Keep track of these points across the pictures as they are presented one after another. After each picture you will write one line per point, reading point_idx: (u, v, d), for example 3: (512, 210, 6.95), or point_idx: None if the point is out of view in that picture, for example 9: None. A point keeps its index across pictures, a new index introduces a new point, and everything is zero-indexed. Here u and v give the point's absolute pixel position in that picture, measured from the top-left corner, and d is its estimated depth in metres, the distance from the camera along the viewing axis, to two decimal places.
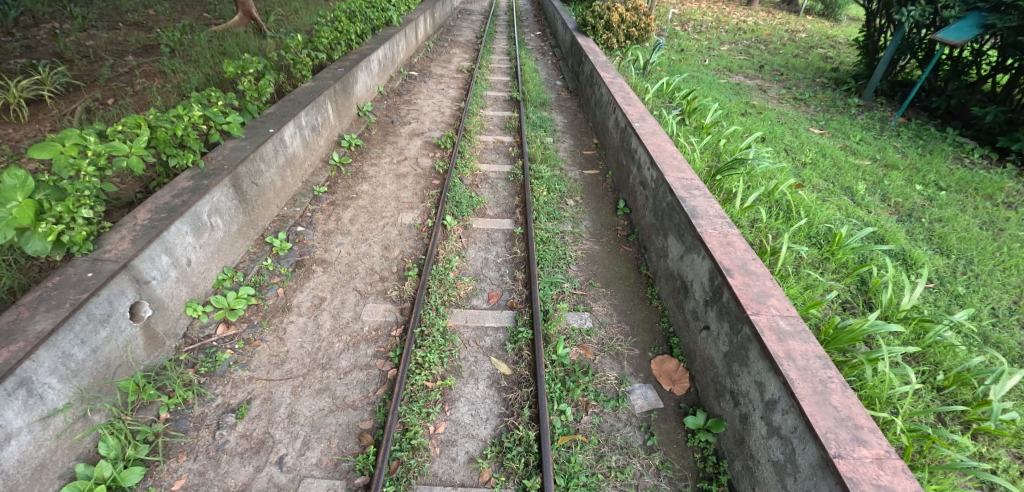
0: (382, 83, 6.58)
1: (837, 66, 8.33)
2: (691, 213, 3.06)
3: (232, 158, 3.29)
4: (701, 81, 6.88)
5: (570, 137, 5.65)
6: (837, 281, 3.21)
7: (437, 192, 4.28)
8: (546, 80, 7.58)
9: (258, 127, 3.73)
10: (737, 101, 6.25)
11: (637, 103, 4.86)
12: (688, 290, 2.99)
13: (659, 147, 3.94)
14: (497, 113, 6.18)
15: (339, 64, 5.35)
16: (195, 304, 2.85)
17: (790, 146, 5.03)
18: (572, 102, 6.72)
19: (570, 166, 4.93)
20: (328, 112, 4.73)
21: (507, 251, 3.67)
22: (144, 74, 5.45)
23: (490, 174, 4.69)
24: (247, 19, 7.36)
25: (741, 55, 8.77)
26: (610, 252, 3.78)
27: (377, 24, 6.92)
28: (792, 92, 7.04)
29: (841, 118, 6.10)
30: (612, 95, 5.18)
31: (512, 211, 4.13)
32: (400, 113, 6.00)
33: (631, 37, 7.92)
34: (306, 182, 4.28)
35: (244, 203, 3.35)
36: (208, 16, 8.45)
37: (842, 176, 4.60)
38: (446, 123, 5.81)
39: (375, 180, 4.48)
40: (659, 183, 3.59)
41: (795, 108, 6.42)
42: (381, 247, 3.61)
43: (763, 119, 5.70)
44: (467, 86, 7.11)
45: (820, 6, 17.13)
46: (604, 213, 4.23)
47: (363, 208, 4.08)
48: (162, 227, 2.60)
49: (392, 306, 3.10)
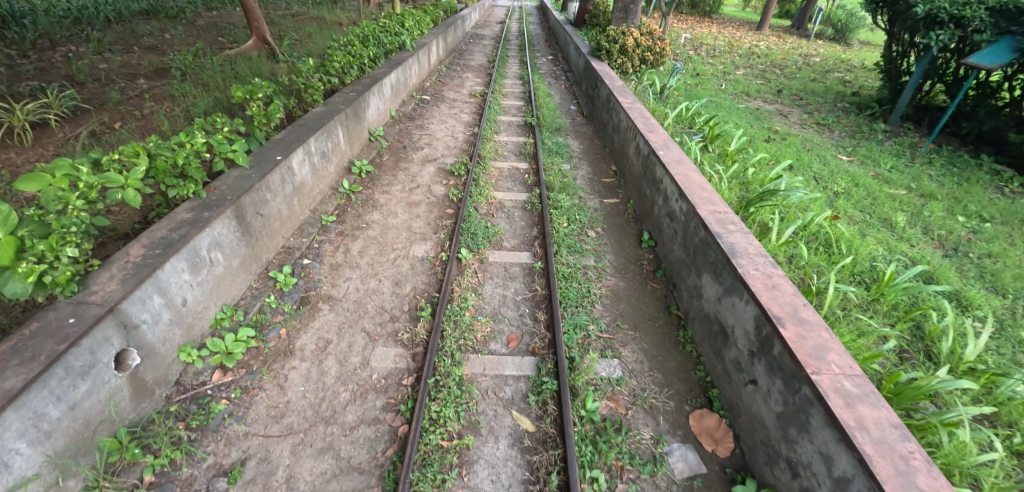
0: (394, 107, 6.47)
1: (857, 91, 8.13)
2: (729, 251, 2.80)
3: (236, 187, 3.11)
4: (720, 106, 6.71)
5: (588, 163, 5.47)
6: (890, 327, 2.91)
7: (450, 223, 4.07)
8: (560, 104, 7.47)
9: (265, 154, 3.56)
10: (759, 127, 6.04)
11: (659, 130, 4.67)
12: (727, 337, 2.71)
13: (686, 177, 3.71)
14: (512, 139, 6.03)
15: (352, 89, 5.24)
16: (189, 349, 2.62)
17: (820, 175, 4.79)
18: (587, 127, 6.57)
19: (590, 195, 4.73)
20: (338, 138, 4.58)
21: (526, 288, 3.43)
22: (155, 98, 5.38)
23: (505, 202, 4.49)
24: (261, 44, 7.36)
25: (757, 79, 8.62)
26: (636, 290, 3.53)
27: (390, 48, 6.87)
28: (814, 117, 6.83)
29: (869, 144, 5.84)
30: (632, 121, 5.00)
31: (531, 243, 3.91)
32: (412, 138, 5.87)
33: (645, 61, 7.81)
34: (315, 210, 4.09)
35: (247, 235, 3.15)
36: (222, 41, 8.50)
37: (878, 206, 4.32)
38: (459, 148, 5.66)
39: (386, 209, 4.29)
40: (690, 216, 3.34)
41: (819, 133, 6.19)
42: (392, 283, 3.39)
43: (788, 146, 5.46)
44: (480, 111, 7.00)
45: (831, 31, 17.13)
46: (627, 246, 3.99)
47: (373, 239, 3.88)
48: (156, 265, 2.39)
49: (403, 350, 2.85)
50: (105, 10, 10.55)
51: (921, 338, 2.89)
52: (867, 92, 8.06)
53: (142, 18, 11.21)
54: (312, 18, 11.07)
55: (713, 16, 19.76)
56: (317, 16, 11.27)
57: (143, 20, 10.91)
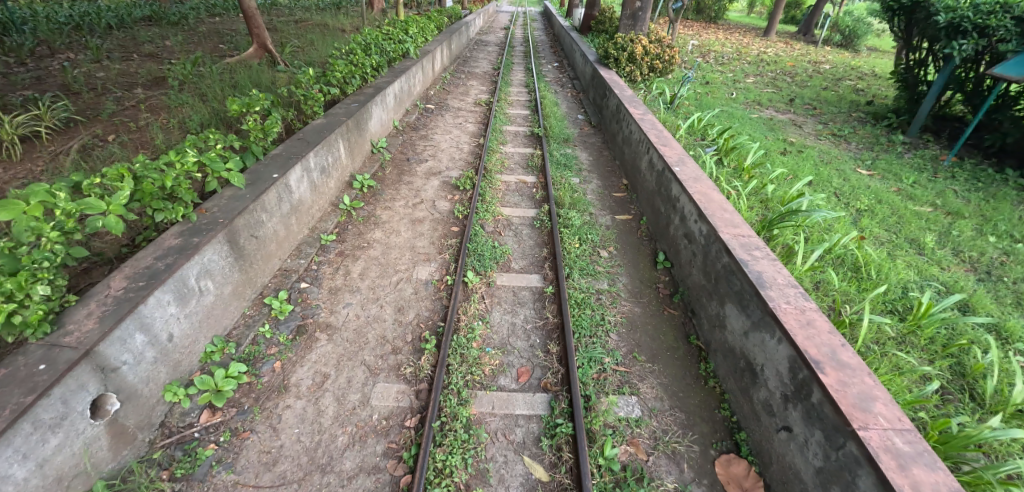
0: (397, 116, 6.31)
1: (871, 99, 7.92)
2: (756, 281, 2.58)
3: (229, 209, 2.93)
4: (732, 117, 6.51)
5: (598, 177, 5.28)
6: (929, 363, 2.71)
7: (456, 242, 3.88)
8: (567, 113, 7.29)
9: (261, 172, 3.38)
10: (774, 139, 5.84)
11: (673, 143, 4.47)
12: (755, 375, 2.50)
13: (705, 196, 3.50)
14: (518, 150, 5.86)
15: (354, 100, 5.07)
16: (175, 387, 2.45)
17: (841, 191, 4.58)
18: (596, 138, 6.39)
19: (601, 211, 4.54)
20: (339, 151, 4.40)
21: (536, 314, 3.23)
22: (151, 108, 5.22)
23: (513, 219, 4.30)
24: (262, 51, 7.22)
25: (768, 87, 8.42)
26: (653, 316, 3.32)
27: (394, 56, 6.71)
28: (829, 127, 6.62)
29: (888, 156, 5.63)
30: (644, 133, 4.81)
31: (540, 264, 3.72)
32: (416, 150, 5.69)
33: (654, 69, 7.63)
34: (314, 228, 3.91)
35: (240, 260, 2.97)
36: (223, 48, 8.36)
37: (905, 225, 4.11)
38: (464, 160, 5.47)
39: (389, 227, 4.10)
40: (710, 239, 3.14)
41: (836, 145, 5.98)
42: (394, 309, 3.20)
43: (805, 159, 5.25)
44: (485, 120, 6.83)
45: (838, 37, 16.92)
46: (642, 268, 3.80)
47: (375, 260, 3.69)
48: (138, 300, 2.21)
49: (406, 387, 2.65)
50: (106, 17, 10.46)
51: (963, 374, 2.68)
52: (881, 101, 7.86)
53: (143, 24, 11.11)
54: (315, 24, 10.94)
55: (719, 22, 19.60)
56: (320, 22, 11.14)
57: (144, 27, 10.80)
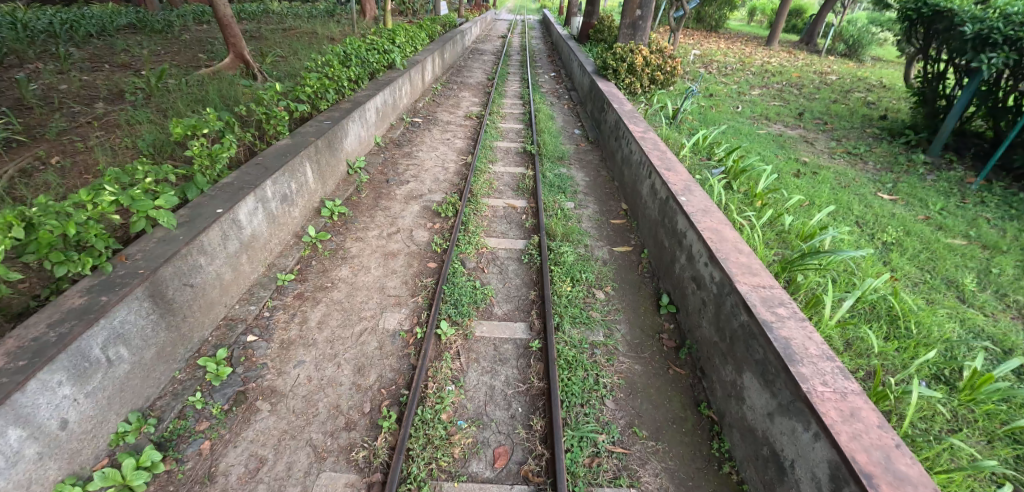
0: (380, 132, 5.87)
1: (885, 113, 7.49)
2: (783, 352, 2.12)
3: (154, 255, 2.48)
4: (739, 133, 6.07)
5: (595, 200, 4.84)
6: (987, 449, 2.25)
7: (431, 282, 3.42)
8: (563, 128, 6.85)
9: (202, 207, 2.92)
10: (785, 158, 5.39)
11: (678, 166, 4.04)
12: (783, 471, 2.03)
13: (716, 233, 3.05)
14: (509, 169, 5.41)
15: (327, 116, 4.63)
16: (68, 486, 1.99)
17: (863, 221, 4.13)
18: (593, 155, 5.95)
19: (597, 242, 4.08)
20: (305, 175, 3.95)
21: (519, 376, 2.76)
22: (106, 126, 4.78)
23: (498, 252, 3.84)
24: (238, 61, 6.78)
25: (775, 100, 7.98)
26: (656, 376, 2.85)
27: (377, 68, 6.29)
28: (843, 144, 6.16)
29: (910, 178, 5.17)
30: (645, 154, 4.37)
31: (527, 309, 3.25)
32: (397, 169, 5.25)
33: (655, 81, 7.21)
34: (271, 266, 3.45)
35: (168, 315, 2.52)
36: (202, 57, 7.94)
37: (938, 263, 3.65)
38: (448, 181, 5.01)
39: (357, 263, 3.64)
40: (724, 289, 2.68)
41: (852, 165, 5.52)
42: (353, 370, 2.73)
43: (821, 182, 4.79)
44: (475, 135, 6.39)
45: (842, 46, 16.55)
46: (643, 313, 3.33)
47: (337, 304, 3.23)
48: (13, 387, 1.75)
49: (357, 478, 2.19)
50: (86, 25, 10.08)
51: None
52: (895, 115, 7.42)
53: (126, 33, 10.76)
54: (304, 33, 10.55)
55: (720, 31, 19.26)
56: (309, 30, 10.77)
57: (126, 35, 10.44)
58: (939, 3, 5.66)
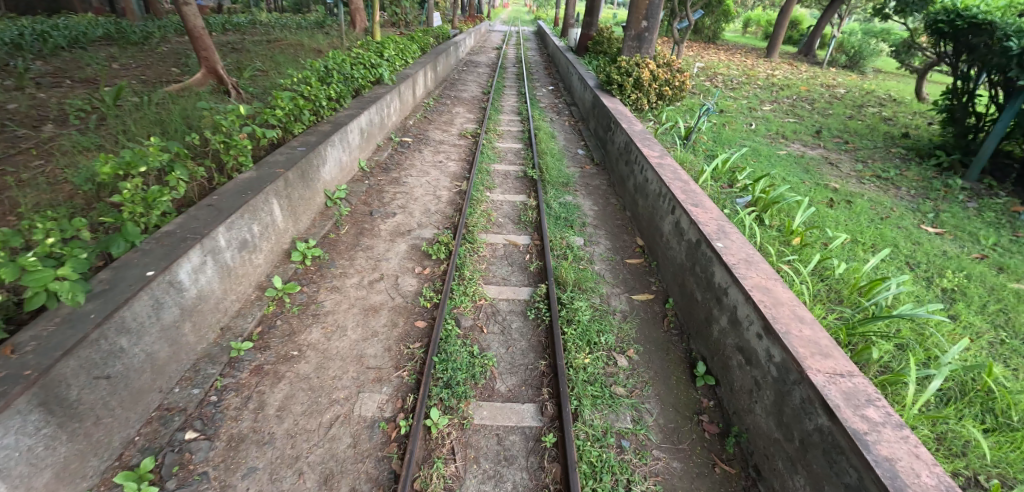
0: (365, 155, 5.30)
1: (907, 131, 7.04)
2: (891, 485, 1.57)
3: (52, 346, 1.88)
4: (759, 155, 5.55)
5: (607, 233, 4.29)
6: None
7: (420, 349, 2.83)
8: (566, 147, 6.33)
9: (129, 270, 2.35)
10: (813, 185, 4.88)
11: (705, 200, 3.50)
12: None
13: (766, 292, 2.50)
14: (508, 197, 4.83)
15: (301, 141, 4.06)
16: None
17: (914, 262, 3.62)
18: (600, 179, 5.41)
19: (613, 288, 3.52)
20: (270, 214, 3.36)
21: (531, 484, 2.17)
22: (48, 153, 4.16)
23: (499, 305, 3.26)
24: (209, 76, 6.18)
25: (789, 116, 7.53)
26: (701, 477, 2.29)
27: (362, 84, 5.72)
28: (871, 166, 5.67)
29: (952, 207, 4.68)
30: (664, 184, 3.83)
31: (536, 384, 2.68)
32: (383, 199, 4.67)
33: (663, 96, 6.73)
34: (225, 330, 2.87)
35: (68, 424, 1.91)
36: (174, 72, 7.35)
37: (1012, 316, 3.13)
38: (440, 212, 4.42)
39: (331, 322, 3.05)
40: (788, 373, 2.13)
41: (884, 191, 5.01)
42: (318, 481, 2.13)
43: (858, 213, 4.28)
44: (470, 157, 5.83)
45: (843, 58, 16.27)
46: (676, 385, 2.77)
47: (303, 381, 2.64)
48: None
49: None
50: (55, 36, 9.47)
51: None
52: (916, 133, 6.98)
53: (99, 44, 10.17)
54: (289, 45, 10.00)
55: (717, 43, 19.00)
56: (295, 42, 10.23)
57: (99, 47, 9.84)
58: (975, 15, 5.15)
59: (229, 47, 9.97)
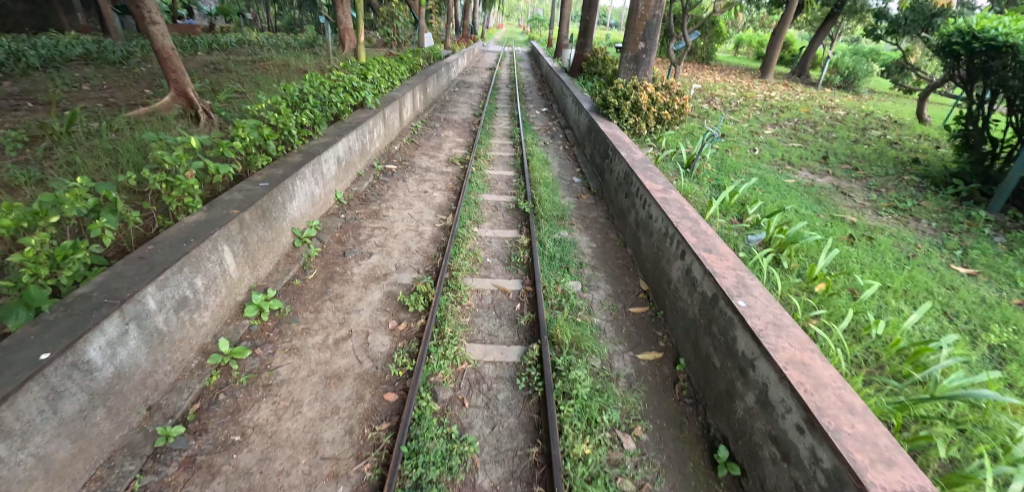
0: (342, 185, 4.87)
1: (916, 156, 6.74)
2: None
3: None
4: (767, 184, 5.18)
5: (607, 276, 3.86)
6: None
7: (388, 433, 2.37)
8: (560, 175, 5.95)
9: (19, 350, 1.89)
10: (828, 218, 4.50)
11: (719, 244, 3.09)
12: None
13: (803, 369, 2.05)
14: (498, 232, 4.40)
15: (265, 175, 3.62)
16: None
17: (953, 313, 3.21)
18: (598, 210, 5.02)
19: (616, 345, 3.08)
20: (219, 264, 2.91)
21: None
22: None
23: (484, 370, 2.80)
24: (178, 99, 5.75)
25: (793, 140, 7.22)
26: None
27: (342, 109, 5.33)
28: (885, 196, 5.32)
29: (980, 243, 4.30)
30: (671, 223, 3.42)
31: (526, 478, 2.21)
32: (359, 235, 4.23)
33: (662, 120, 6.44)
34: (153, 410, 2.41)
35: None
36: (145, 94, 6.93)
37: None
38: (422, 252, 3.98)
39: (285, 396, 2.59)
40: (843, 485, 1.65)
41: (903, 224, 4.65)
42: None
43: (882, 252, 3.89)
44: (458, 186, 5.42)
45: (838, 79, 16.18)
46: (695, 476, 2.30)
47: (242, 479, 2.15)
48: None
49: None
50: (27, 55, 9.05)
51: None
52: (926, 158, 6.69)
53: (76, 64, 9.77)
54: (274, 65, 9.65)
55: (711, 63, 18.97)
56: (280, 63, 9.89)
57: (75, 67, 9.43)
58: (993, 38, 4.82)
59: (211, 67, 9.59)
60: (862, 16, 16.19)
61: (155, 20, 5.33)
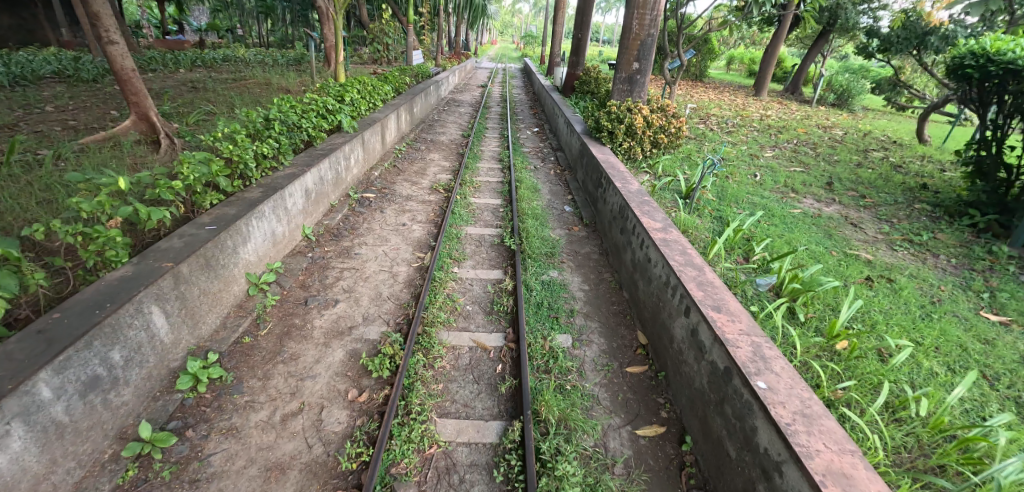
0: (311, 219, 4.45)
1: (925, 182, 6.44)
2: None
3: None
4: (772, 216, 4.82)
5: (601, 327, 3.45)
6: None
7: None
8: (550, 203, 5.57)
9: None
10: (840, 256, 4.14)
11: (730, 301, 2.70)
12: None
13: (846, 483, 1.64)
14: (481, 273, 3.98)
15: (214, 215, 3.19)
16: None
17: (994, 375, 2.84)
18: (591, 245, 4.63)
19: (611, 418, 2.66)
20: (147, 329, 2.46)
21: None
22: None
23: (457, 455, 2.36)
24: (138, 124, 5.33)
25: (795, 164, 6.91)
26: None
27: (314, 135, 4.94)
28: (898, 227, 4.99)
29: (1006, 283, 3.96)
30: (673, 272, 3.02)
31: None
32: (326, 278, 3.79)
33: (658, 144, 6.10)
34: None
35: None
36: (109, 116, 6.50)
37: None
38: (395, 299, 3.56)
39: None
40: None
41: (921, 261, 4.31)
42: None
43: (903, 299, 3.54)
44: (440, 217, 5.03)
45: (832, 96, 16.07)
46: None
47: None
48: None
49: None
50: None
51: None
52: (935, 184, 6.39)
53: (48, 82, 9.34)
54: (254, 84, 9.29)
55: (704, 81, 18.89)
56: (261, 82, 9.51)
57: (46, 85, 8.99)
58: (1010, 60, 4.53)
59: (188, 86, 9.20)
60: (853, 34, 16.21)
61: (114, 39, 4.94)
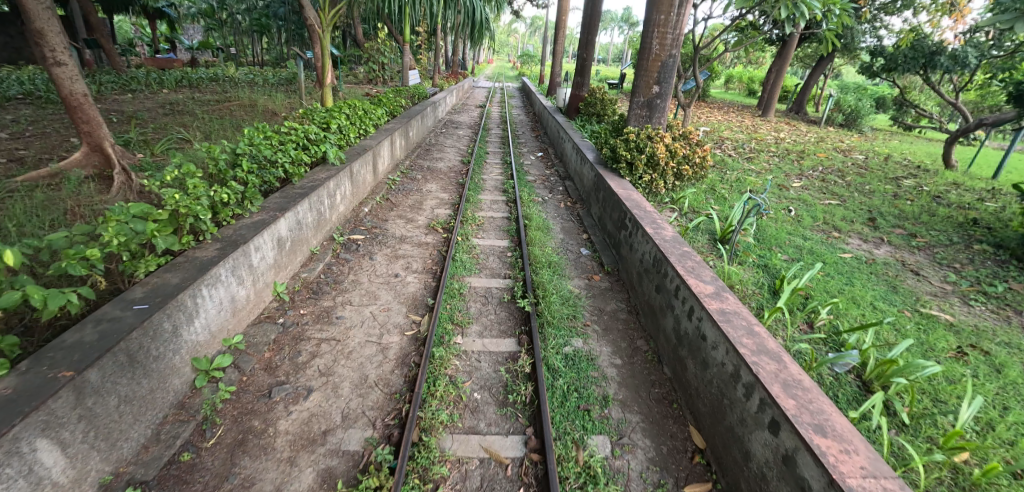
0: (286, 273, 3.74)
1: (974, 216, 5.83)
2: None
3: None
4: (823, 264, 4.18)
5: (644, 420, 2.74)
6: None
7: None
8: (564, 245, 4.92)
9: None
10: (916, 318, 3.47)
11: (833, 415, 2.01)
12: None
13: None
14: (490, 344, 3.26)
15: (148, 288, 2.47)
16: None
17: None
18: (616, 299, 3.96)
19: None
20: (26, 472, 1.72)
21: None
22: None
23: None
24: (92, 156, 4.61)
25: (829, 195, 6.31)
26: None
27: (293, 171, 4.27)
28: (966, 276, 4.33)
29: None
30: (741, 364, 2.34)
31: None
32: (298, 354, 3.05)
33: (682, 176, 5.48)
34: None
35: None
36: (68, 144, 5.79)
37: None
38: (383, 386, 2.83)
39: None
40: None
41: (1006, 321, 3.65)
42: None
43: (1014, 380, 2.86)
44: (440, 264, 4.34)
45: (841, 116, 15.66)
46: None
47: None
48: None
49: None
50: None
51: None
52: (984, 217, 5.79)
53: (14, 103, 8.62)
54: (238, 106, 8.63)
55: (706, 101, 18.54)
56: (246, 103, 8.86)
57: (10, 107, 8.27)
58: None
59: (167, 108, 8.53)
60: (857, 53, 15.89)
61: (62, 59, 4.25)
